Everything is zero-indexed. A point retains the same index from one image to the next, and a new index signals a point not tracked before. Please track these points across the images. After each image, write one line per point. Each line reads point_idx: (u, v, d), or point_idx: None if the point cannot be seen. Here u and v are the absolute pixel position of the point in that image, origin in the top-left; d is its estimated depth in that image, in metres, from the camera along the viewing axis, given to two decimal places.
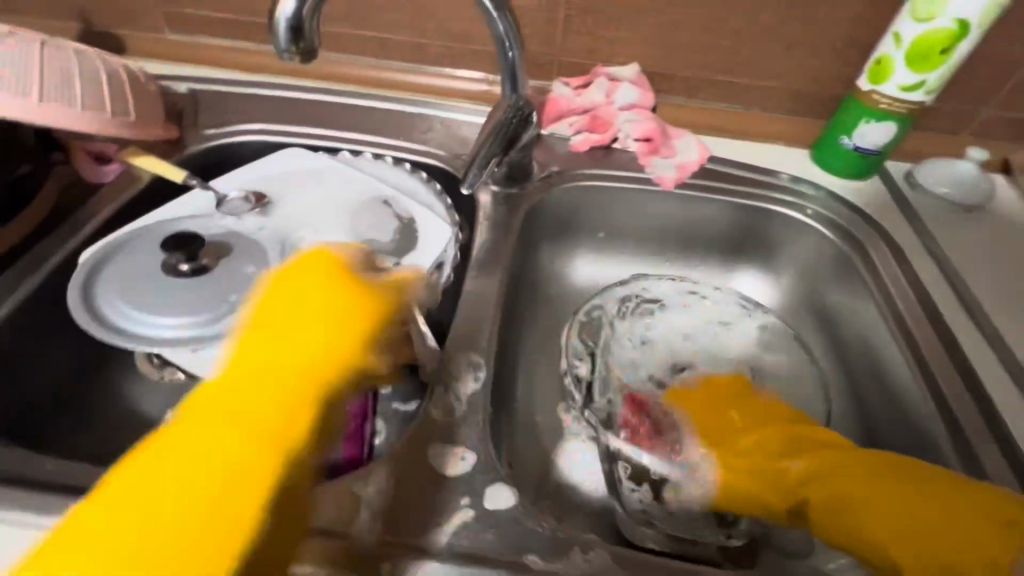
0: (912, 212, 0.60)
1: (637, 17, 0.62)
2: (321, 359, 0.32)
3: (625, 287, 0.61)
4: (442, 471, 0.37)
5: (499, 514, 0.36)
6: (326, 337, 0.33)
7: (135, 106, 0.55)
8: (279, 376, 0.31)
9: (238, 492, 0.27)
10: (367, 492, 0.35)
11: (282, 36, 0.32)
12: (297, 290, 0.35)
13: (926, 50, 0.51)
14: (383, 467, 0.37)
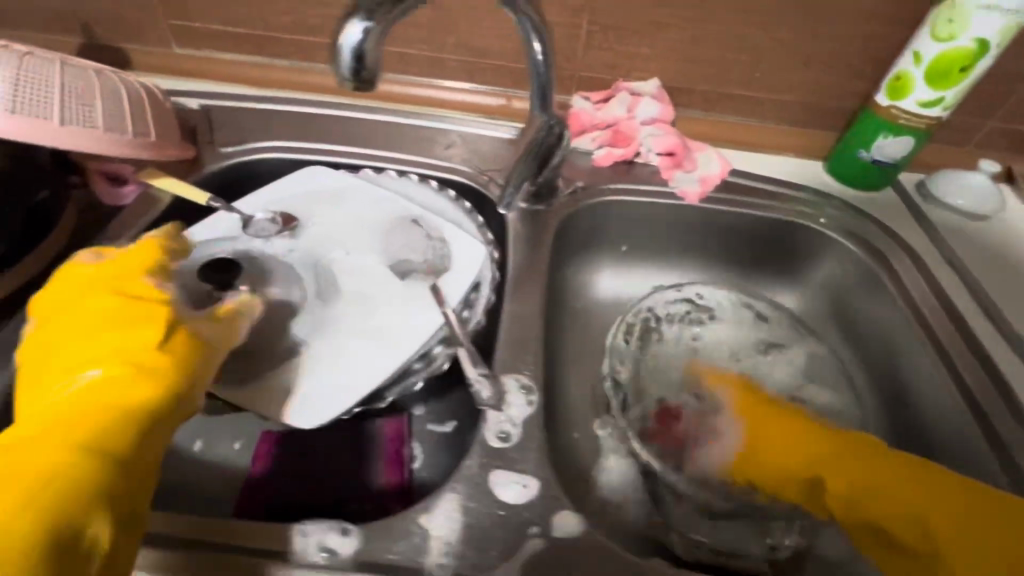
0: (928, 222, 0.62)
1: (658, 33, 0.63)
2: (140, 361, 0.37)
3: (682, 292, 0.62)
4: (502, 499, 0.37)
5: (569, 543, 0.35)
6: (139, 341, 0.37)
7: (155, 127, 0.54)
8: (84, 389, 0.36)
9: (68, 469, 0.31)
10: (436, 526, 0.35)
11: (345, 66, 0.32)
12: (76, 315, 0.39)
13: (946, 68, 0.52)
14: (446, 499, 0.36)
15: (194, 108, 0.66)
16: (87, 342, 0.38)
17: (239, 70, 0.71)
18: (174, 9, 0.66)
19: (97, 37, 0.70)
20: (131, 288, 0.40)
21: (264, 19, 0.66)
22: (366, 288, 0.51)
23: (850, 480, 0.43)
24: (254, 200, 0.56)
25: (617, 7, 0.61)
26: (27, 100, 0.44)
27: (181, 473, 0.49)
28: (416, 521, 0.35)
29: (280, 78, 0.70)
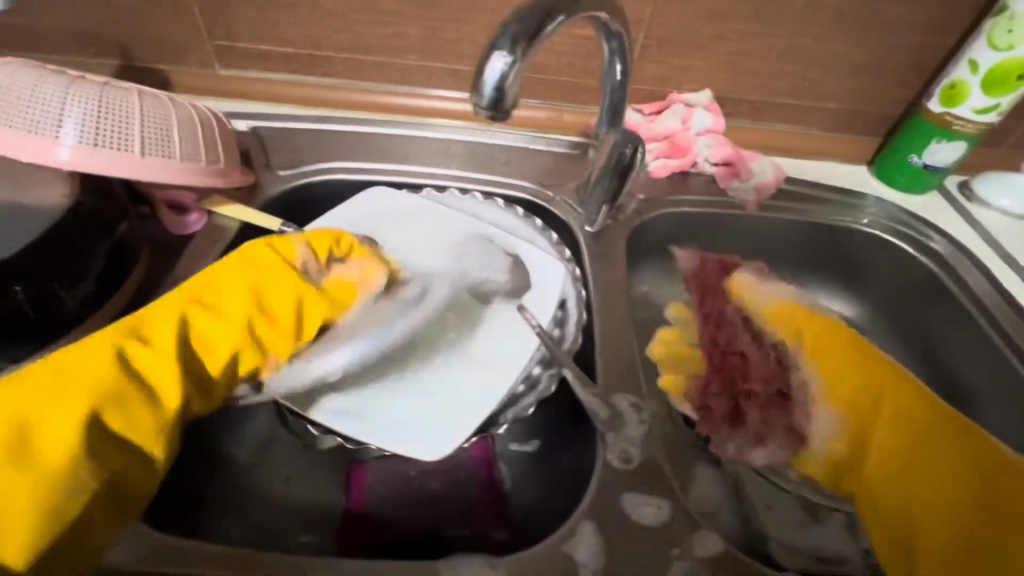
0: (977, 223, 0.64)
1: (712, 46, 0.63)
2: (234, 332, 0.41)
3: None
4: (637, 519, 0.38)
5: (711, 561, 0.36)
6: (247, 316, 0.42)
7: (226, 153, 0.52)
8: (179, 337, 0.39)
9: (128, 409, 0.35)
10: (582, 554, 0.36)
11: (486, 95, 0.32)
12: (234, 268, 0.44)
13: (1002, 76, 0.55)
14: (585, 525, 0.38)
15: (245, 130, 0.65)
16: (233, 315, 0.42)
17: (285, 90, 0.69)
18: (220, 30, 0.65)
19: (136, 59, 0.68)
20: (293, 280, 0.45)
21: (314, 39, 0.65)
22: (458, 313, 0.53)
23: (897, 435, 0.45)
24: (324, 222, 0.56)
25: (675, 21, 0.61)
26: (109, 132, 0.43)
27: (271, 510, 0.48)
28: (559, 548, 0.36)
29: (327, 97, 0.69)
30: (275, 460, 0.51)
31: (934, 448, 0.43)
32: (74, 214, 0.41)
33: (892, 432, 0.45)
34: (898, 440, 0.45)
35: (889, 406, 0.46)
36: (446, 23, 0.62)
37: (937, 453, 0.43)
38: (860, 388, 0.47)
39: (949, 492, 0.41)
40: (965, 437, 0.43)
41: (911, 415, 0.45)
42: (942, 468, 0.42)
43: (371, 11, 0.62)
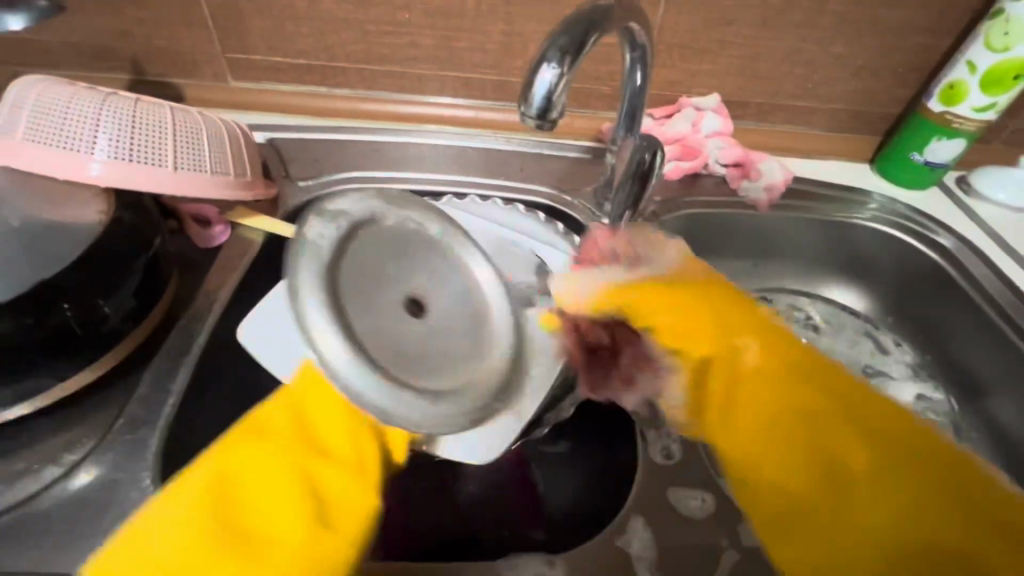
0: (977, 216, 0.67)
1: (721, 51, 0.65)
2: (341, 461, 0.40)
3: (778, 302, 0.69)
4: (685, 511, 0.42)
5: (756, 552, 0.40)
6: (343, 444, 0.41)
7: (251, 166, 0.52)
8: (327, 430, 0.41)
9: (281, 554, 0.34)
10: (637, 549, 0.39)
11: (535, 105, 0.34)
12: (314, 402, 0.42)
13: (999, 76, 0.57)
14: (636, 517, 0.41)
15: (263, 142, 0.66)
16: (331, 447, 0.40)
17: (299, 100, 0.69)
18: (234, 42, 0.65)
19: (149, 73, 0.67)
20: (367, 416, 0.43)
21: (329, 50, 0.65)
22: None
23: (779, 395, 0.39)
24: None
25: (685, 27, 0.63)
26: (143, 148, 0.43)
27: None
28: (615, 543, 0.40)
29: (342, 107, 0.70)
30: None
31: (813, 405, 0.38)
32: (114, 226, 0.41)
33: (763, 380, 0.40)
34: (764, 400, 0.40)
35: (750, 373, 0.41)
36: (461, 33, 0.63)
37: (809, 414, 0.38)
38: (702, 356, 0.42)
39: (838, 466, 0.36)
40: (835, 380, 0.40)
41: (768, 372, 0.40)
42: (821, 429, 0.37)
43: (388, 22, 0.63)
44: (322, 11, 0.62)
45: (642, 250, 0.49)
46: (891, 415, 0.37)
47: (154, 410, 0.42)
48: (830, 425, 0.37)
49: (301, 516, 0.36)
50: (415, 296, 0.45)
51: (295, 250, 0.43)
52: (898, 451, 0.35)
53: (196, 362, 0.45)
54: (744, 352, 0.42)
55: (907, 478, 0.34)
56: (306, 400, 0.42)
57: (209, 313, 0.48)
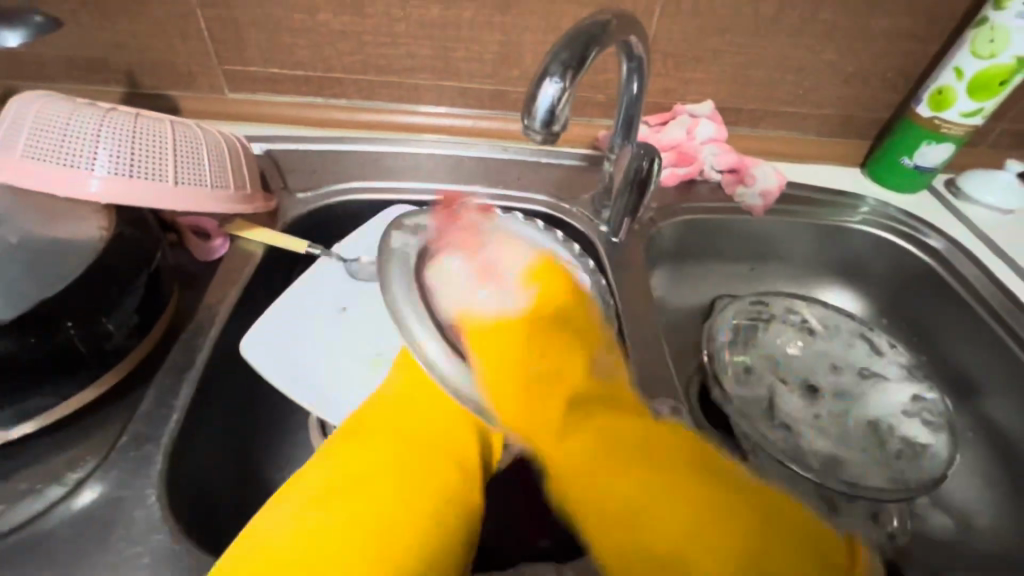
0: (966, 218, 0.68)
1: (714, 58, 0.66)
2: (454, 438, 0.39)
3: (777, 305, 0.69)
4: None
5: None
6: (451, 426, 0.40)
7: (249, 178, 0.52)
8: (435, 422, 0.40)
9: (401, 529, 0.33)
10: None
11: (538, 118, 0.34)
12: (421, 386, 0.42)
13: (986, 82, 0.59)
14: None
15: (260, 153, 0.66)
16: (441, 425, 0.40)
17: (296, 111, 0.70)
18: (230, 54, 0.65)
19: (144, 85, 0.67)
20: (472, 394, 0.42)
21: (326, 61, 0.66)
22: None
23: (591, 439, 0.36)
24: (351, 243, 0.56)
25: (679, 36, 0.63)
26: (144, 164, 0.43)
27: None
28: None
29: (339, 118, 0.70)
30: None
31: (626, 436, 0.36)
32: (116, 243, 0.41)
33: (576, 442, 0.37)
34: (596, 448, 0.36)
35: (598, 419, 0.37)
36: (457, 43, 0.64)
37: (638, 448, 0.35)
38: (568, 398, 0.39)
39: (603, 487, 0.34)
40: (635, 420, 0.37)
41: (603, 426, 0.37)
42: (673, 495, 0.32)
43: (384, 33, 0.63)
44: (319, 23, 0.62)
45: (496, 257, 0.44)
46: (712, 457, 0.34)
47: (157, 426, 0.42)
48: (636, 471, 0.34)
49: (406, 498, 0.35)
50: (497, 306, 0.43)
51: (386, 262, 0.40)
52: (713, 487, 0.32)
53: (199, 376, 0.45)
54: (557, 388, 0.39)
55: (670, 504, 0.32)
56: (407, 389, 0.42)
57: (211, 327, 0.48)
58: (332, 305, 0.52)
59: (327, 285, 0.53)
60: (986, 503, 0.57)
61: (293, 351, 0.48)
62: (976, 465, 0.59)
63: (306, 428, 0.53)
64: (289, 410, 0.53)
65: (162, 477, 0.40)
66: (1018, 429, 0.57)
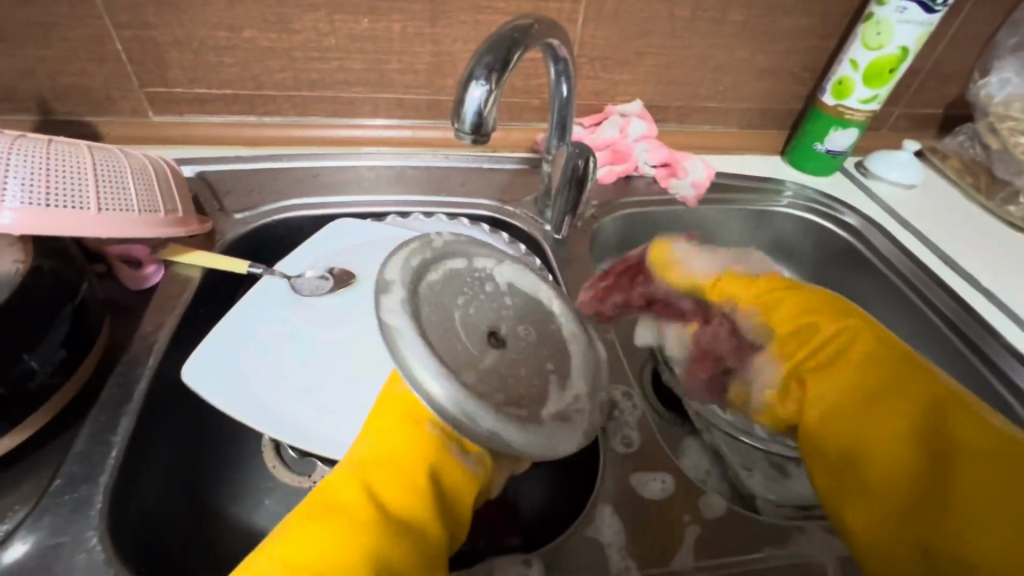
0: (875, 197, 0.74)
1: (637, 61, 0.69)
2: (411, 515, 0.36)
3: None
4: (648, 494, 0.44)
5: (716, 517, 0.44)
6: (410, 501, 0.37)
7: (180, 202, 0.51)
8: (392, 482, 0.37)
9: None
10: (606, 535, 0.41)
11: (467, 120, 0.34)
12: (385, 461, 0.38)
13: (879, 70, 0.64)
14: (604, 506, 0.43)
15: (190, 175, 0.63)
16: (399, 503, 0.36)
17: (227, 132, 0.68)
18: (152, 76, 0.63)
19: (58, 112, 0.64)
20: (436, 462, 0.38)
21: (256, 79, 0.65)
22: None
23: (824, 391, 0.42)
24: (294, 259, 0.55)
25: (603, 40, 0.67)
26: (61, 192, 0.40)
27: None
28: (585, 533, 0.41)
29: (274, 135, 0.69)
30: (272, 504, 0.49)
31: (871, 385, 0.40)
32: (35, 275, 0.39)
33: (836, 380, 0.42)
34: (832, 404, 0.41)
35: (837, 371, 0.42)
36: (389, 56, 0.64)
37: (901, 405, 0.38)
38: (812, 340, 0.44)
39: (868, 444, 0.38)
40: (912, 379, 0.39)
41: (858, 377, 0.41)
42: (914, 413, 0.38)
43: (314, 49, 0.63)
44: (245, 40, 0.61)
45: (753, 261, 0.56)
46: (971, 422, 0.36)
47: (93, 466, 0.39)
48: (876, 423, 0.39)
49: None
50: (494, 328, 0.43)
51: (386, 340, 0.36)
52: (938, 448, 0.36)
53: (139, 409, 0.43)
54: (830, 344, 0.43)
55: (898, 449, 0.37)
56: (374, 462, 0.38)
57: (148, 357, 0.46)
58: (271, 322, 0.50)
59: (268, 301, 0.51)
60: None
61: (232, 370, 0.46)
62: None
63: (260, 451, 0.51)
64: (242, 434, 0.52)
65: (104, 517, 0.38)
66: None
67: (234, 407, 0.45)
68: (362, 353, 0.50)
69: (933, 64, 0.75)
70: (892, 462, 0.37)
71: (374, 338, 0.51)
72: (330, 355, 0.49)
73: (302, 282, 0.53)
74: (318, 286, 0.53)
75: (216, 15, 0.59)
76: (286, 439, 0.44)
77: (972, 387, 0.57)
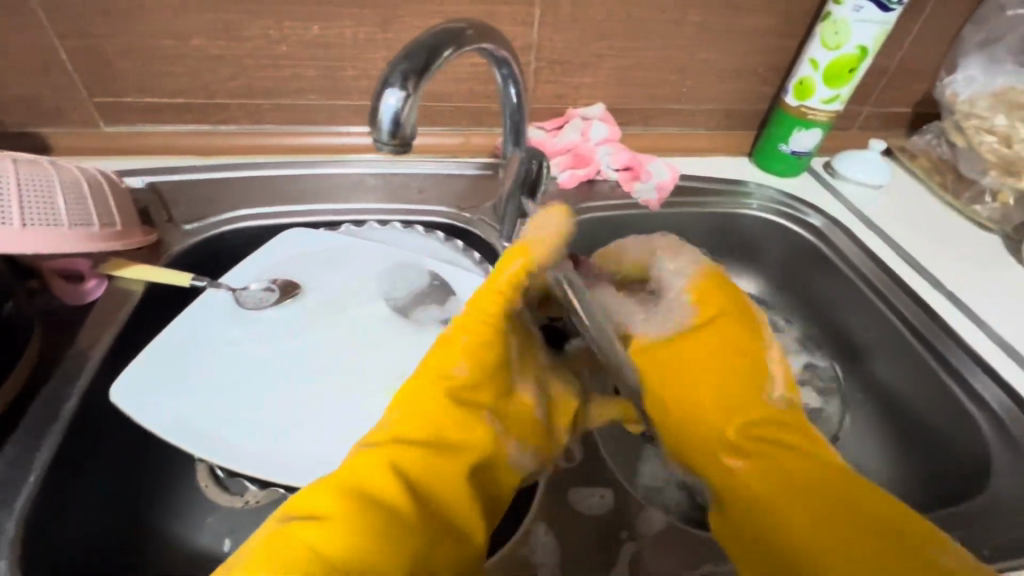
0: (841, 197, 0.74)
1: (597, 63, 0.68)
2: (451, 485, 0.35)
3: None
4: (587, 510, 0.44)
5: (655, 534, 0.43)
6: (450, 471, 0.36)
7: (116, 212, 0.49)
8: (433, 452, 0.36)
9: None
10: (536, 553, 0.41)
11: (384, 128, 0.33)
12: (430, 428, 0.37)
13: (839, 70, 0.63)
14: (538, 523, 0.42)
15: (140, 186, 0.62)
16: (441, 469, 0.35)
17: (182, 141, 0.67)
18: (100, 86, 0.62)
19: (7, 125, 0.63)
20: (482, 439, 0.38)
21: (206, 88, 0.63)
22: (370, 332, 0.51)
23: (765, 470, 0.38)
24: (239, 271, 0.54)
25: (561, 43, 0.66)
26: None
27: None
28: (518, 553, 0.41)
29: (228, 144, 0.67)
30: (213, 525, 0.48)
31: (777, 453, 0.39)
32: None
33: (759, 448, 0.40)
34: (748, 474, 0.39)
35: (753, 445, 0.40)
36: (343, 62, 0.63)
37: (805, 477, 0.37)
38: (707, 401, 0.43)
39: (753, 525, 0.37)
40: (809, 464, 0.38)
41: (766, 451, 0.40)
42: (812, 491, 0.36)
43: (265, 56, 0.62)
44: (193, 49, 0.60)
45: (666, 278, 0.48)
46: (877, 506, 0.34)
47: (10, 491, 0.38)
48: (789, 495, 0.37)
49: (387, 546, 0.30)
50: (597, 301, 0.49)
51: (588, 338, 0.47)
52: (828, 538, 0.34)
53: (65, 430, 0.42)
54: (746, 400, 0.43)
55: (805, 525, 0.35)
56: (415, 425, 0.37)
57: (81, 375, 0.45)
58: (211, 336, 0.49)
59: (207, 315, 0.50)
60: (882, 468, 0.58)
61: (166, 389, 0.45)
62: (869, 431, 0.61)
63: (200, 469, 0.50)
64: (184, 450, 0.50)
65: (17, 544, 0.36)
66: (901, 390, 0.59)
67: (165, 426, 0.43)
68: (302, 368, 0.48)
69: (899, 62, 0.74)
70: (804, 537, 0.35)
71: (317, 352, 0.50)
72: (271, 370, 0.48)
73: (249, 295, 0.52)
74: (264, 298, 0.52)
75: (160, 23, 0.58)
76: (216, 460, 0.43)
77: (931, 393, 0.56)
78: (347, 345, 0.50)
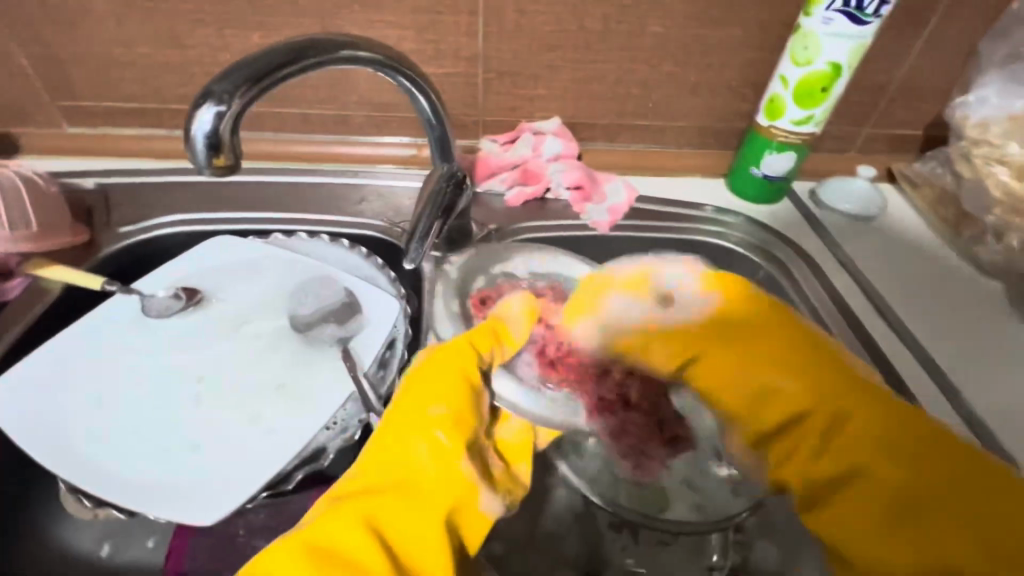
0: (823, 228, 0.66)
1: (550, 75, 0.65)
2: (434, 536, 0.34)
3: None
4: None
5: None
6: (431, 523, 0.35)
7: (31, 217, 0.50)
8: (411, 503, 0.35)
9: None
10: None
11: (201, 150, 0.33)
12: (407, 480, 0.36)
13: (810, 89, 0.57)
14: None
15: (89, 187, 0.64)
16: (421, 522, 0.34)
17: (138, 143, 0.68)
18: (62, 90, 0.64)
19: None
20: (460, 490, 0.36)
21: (158, 93, 0.65)
22: (264, 350, 0.50)
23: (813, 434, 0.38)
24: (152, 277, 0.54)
25: (510, 54, 0.63)
26: None
27: None
28: None
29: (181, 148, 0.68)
30: (93, 531, 0.49)
31: (869, 445, 0.36)
32: None
33: (844, 418, 0.38)
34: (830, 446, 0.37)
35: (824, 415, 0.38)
36: None
37: (908, 457, 0.36)
38: (758, 384, 0.40)
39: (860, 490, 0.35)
40: (887, 426, 0.37)
41: (851, 418, 0.38)
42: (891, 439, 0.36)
43: (210, 63, 0.62)
44: (141, 55, 0.62)
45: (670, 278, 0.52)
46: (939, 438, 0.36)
47: None
48: (884, 450, 0.36)
49: None
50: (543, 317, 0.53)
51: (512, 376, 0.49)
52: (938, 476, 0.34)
53: None
54: (812, 408, 0.39)
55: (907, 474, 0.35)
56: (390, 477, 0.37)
57: None
58: (106, 343, 0.50)
59: (108, 322, 0.51)
60: None
61: (47, 395, 0.46)
62: None
63: None
64: None
65: None
66: None
67: (30, 432, 0.45)
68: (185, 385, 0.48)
69: (903, 80, 0.66)
70: (938, 529, 0.33)
71: (205, 368, 0.49)
72: (156, 384, 0.48)
73: (156, 302, 0.52)
74: (169, 307, 0.52)
75: (109, 31, 0.60)
76: (78, 480, 0.43)
77: None
78: (236, 363, 0.50)
